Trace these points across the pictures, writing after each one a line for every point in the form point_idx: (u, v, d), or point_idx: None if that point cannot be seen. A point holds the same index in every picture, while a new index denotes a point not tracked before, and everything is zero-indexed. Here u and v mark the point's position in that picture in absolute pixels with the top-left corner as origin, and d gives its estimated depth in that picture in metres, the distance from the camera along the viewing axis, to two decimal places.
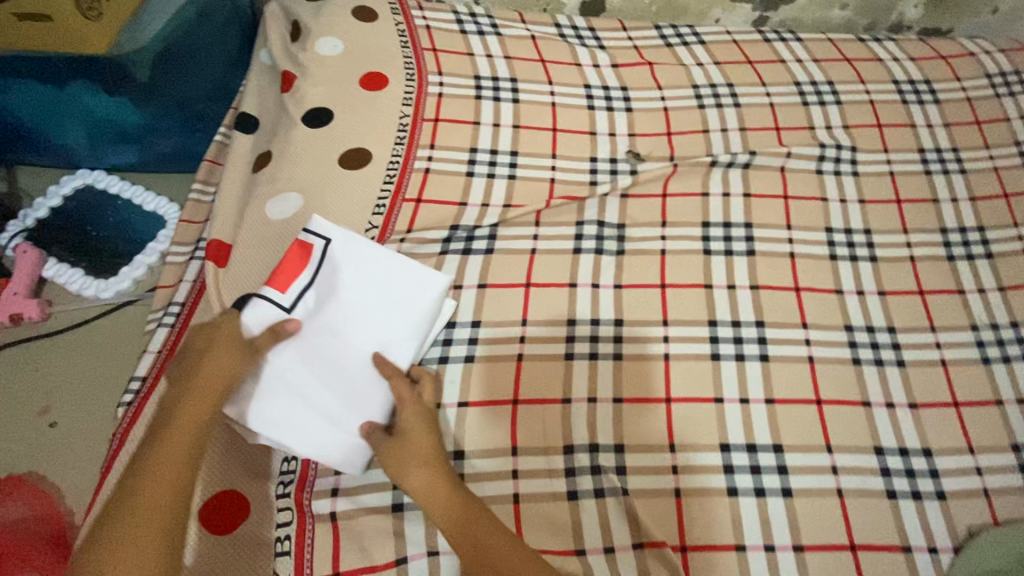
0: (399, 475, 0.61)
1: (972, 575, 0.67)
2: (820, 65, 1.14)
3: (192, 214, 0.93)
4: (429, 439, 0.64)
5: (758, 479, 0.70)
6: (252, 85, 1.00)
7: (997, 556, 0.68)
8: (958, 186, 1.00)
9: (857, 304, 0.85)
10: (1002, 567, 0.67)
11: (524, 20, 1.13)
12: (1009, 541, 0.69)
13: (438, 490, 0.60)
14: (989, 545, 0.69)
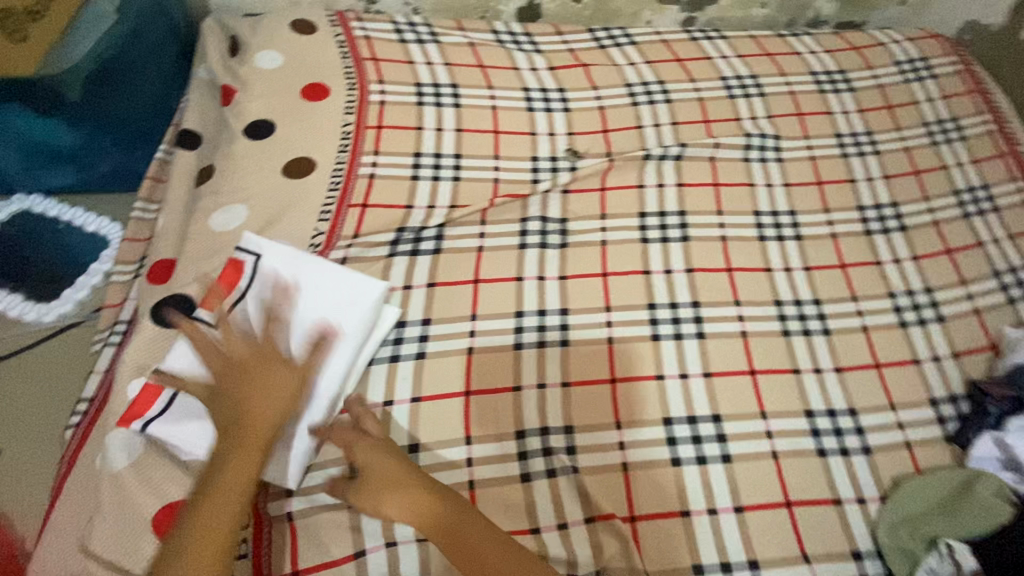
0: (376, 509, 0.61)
1: (899, 520, 0.72)
2: (743, 61, 1.21)
3: (136, 232, 0.92)
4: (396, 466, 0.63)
5: (699, 449, 0.75)
6: (192, 100, 1.01)
7: (920, 501, 0.72)
8: (872, 166, 1.08)
9: (785, 280, 0.91)
10: (924, 511, 0.72)
11: (462, 28, 1.16)
12: (931, 486, 0.73)
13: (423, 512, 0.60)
14: (913, 491, 0.73)
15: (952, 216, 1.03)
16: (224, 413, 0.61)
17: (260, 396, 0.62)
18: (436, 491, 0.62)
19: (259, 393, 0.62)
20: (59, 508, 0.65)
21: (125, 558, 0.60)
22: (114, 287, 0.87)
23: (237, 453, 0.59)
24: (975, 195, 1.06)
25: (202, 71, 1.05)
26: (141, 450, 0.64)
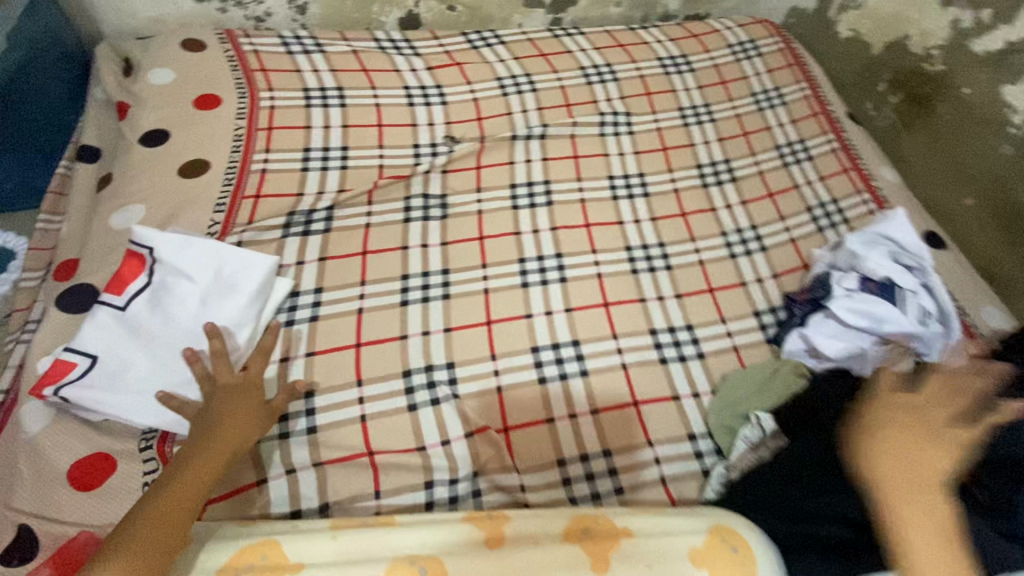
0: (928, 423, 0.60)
1: (723, 409, 0.87)
2: (600, 52, 1.38)
3: (41, 241, 0.99)
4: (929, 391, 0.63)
5: (562, 368, 0.90)
6: (91, 118, 1.09)
7: (741, 390, 0.88)
8: (709, 132, 1.27)
9: (635, 230, 1.08)
10: (744, 396, 0.87)
11: (346, 38, 1.28)
12: (749, 376, 0.89)
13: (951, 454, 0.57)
14: (735, 382, 0.89)
15: (774, 165, 1.23)
16: (208, 420, 0.67)
17: (242, 409, 0.69)
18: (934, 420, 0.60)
19: (248, 404, 0.70)
20: None
21: (42, 508, 0.67)
22: (23, 292, 0.93)
23: (217, 444, 0.65)
24: (794, 147, 1.26)
25: (98, 91, 1.13)
26: (52, 415, 0.72)
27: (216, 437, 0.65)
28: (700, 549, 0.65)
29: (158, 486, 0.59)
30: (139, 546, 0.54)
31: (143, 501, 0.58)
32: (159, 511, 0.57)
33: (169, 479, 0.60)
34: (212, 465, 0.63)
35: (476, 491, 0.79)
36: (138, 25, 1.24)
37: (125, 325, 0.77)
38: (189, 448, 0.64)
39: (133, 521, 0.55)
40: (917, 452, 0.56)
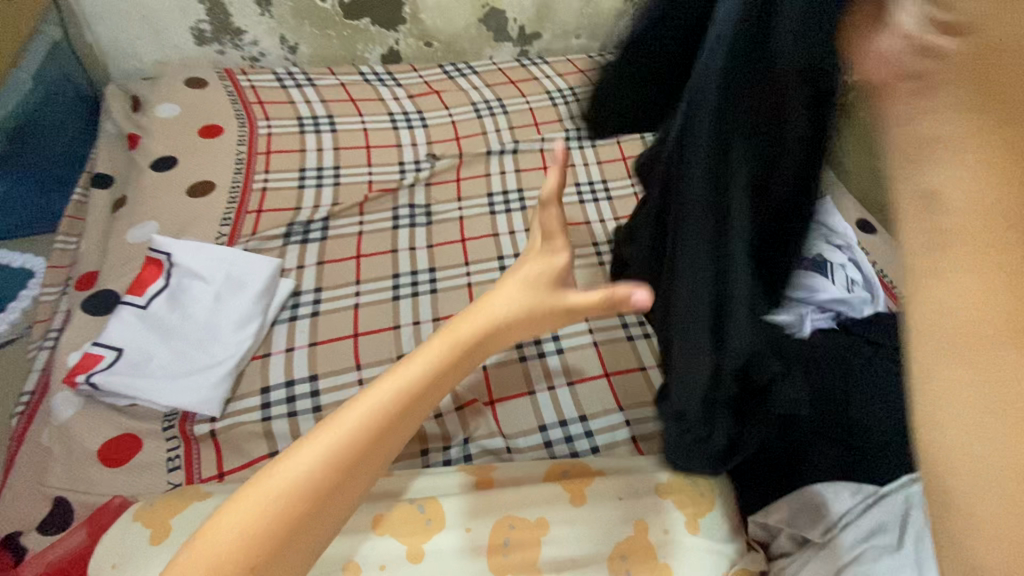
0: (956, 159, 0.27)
1: None
2: (563, 78, 1.54)
3: (59, 259, 1.08)
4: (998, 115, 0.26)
5: (540, 347, 1.00)
6: (103, 150, 1.20)
7: None
8: None
9: (600, 229, 1.21)
10: None
11: (334, 73, 1.42)
12: None
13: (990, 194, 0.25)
14: None
15: None
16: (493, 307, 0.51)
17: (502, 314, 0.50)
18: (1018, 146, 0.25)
19: (471, 346, 0.50)
20: (15, 469, 0.79)
21: (77, 483, 0.75)
22: (45, 305, 1.02)
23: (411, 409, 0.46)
24: None
25: (109, 126, 1.24)
26: (82, 402, 0.81)
27: (419, 399, 0.47)
28: (665, 484, 0.73)
29: (314, 452, 0.43)
30: (267, 518, 0.40)
31: (297, 456, 0.43)
32: (306, 499, 0.42)
33: (336, 453, 0.43)
34: (393, 438, 0.46)
35: (467, 456, 0.88)
36: (144, 66, 1.37)
37: (146, 322, 0.86)
38: (378, 406, 0.45)
39: (273, 500, 0.41)
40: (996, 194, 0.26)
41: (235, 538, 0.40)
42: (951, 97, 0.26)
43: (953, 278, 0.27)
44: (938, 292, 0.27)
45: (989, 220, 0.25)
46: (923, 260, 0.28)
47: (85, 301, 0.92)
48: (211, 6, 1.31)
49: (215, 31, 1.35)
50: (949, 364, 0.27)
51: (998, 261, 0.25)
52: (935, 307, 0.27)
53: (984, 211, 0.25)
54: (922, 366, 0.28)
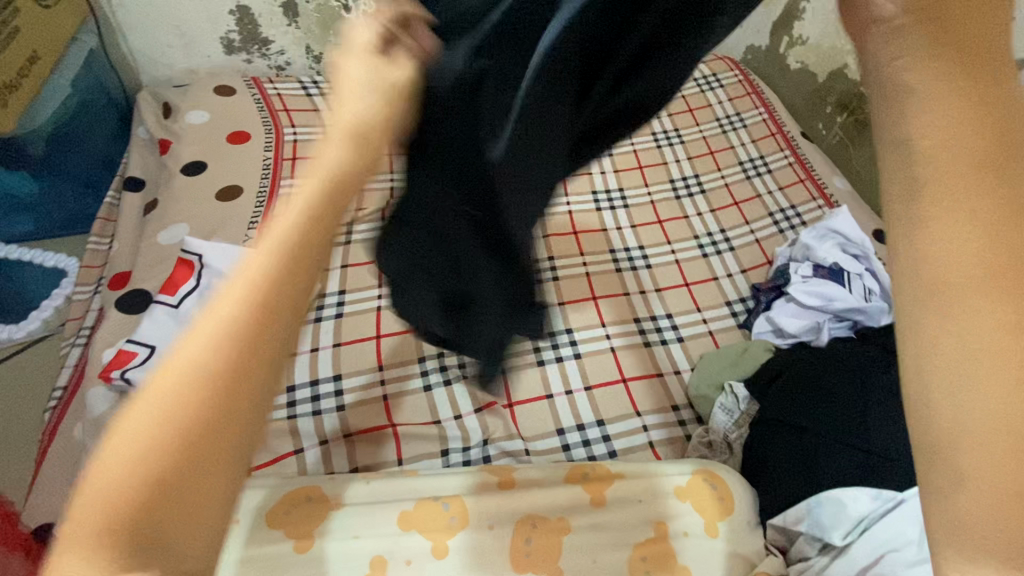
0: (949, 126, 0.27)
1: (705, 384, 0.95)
2: None
3: (91, 260, 1.11)
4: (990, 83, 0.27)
5: (557, 351, 1.01)
6: (136, 155, 1.24)
7: (716, 366, 0.96)
8: (680, 152, 1.39)
9: (618, 236, 1.21)
10: (721, 372, 0.95)
11: None
12: (722, 354, 0.98)
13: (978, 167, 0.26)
14: (709, 360, 0.98)
15: (738, 178, 1.35)
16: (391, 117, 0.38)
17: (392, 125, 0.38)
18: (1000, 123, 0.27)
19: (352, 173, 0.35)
20: (49, 460, 0.82)
21: None
22: (78, 304, 1.05)
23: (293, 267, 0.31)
24: (756, 163, 1.38)
25: (141, 132, 1.28)
26: (115, 398, 0.83)
27: (301, 256, 0.31)
28: (683, 486, 0.74)
29: (185, 357, 0.29)
30: (156, 453, 0.28)
31: (164, 367, 0.29)
32: (190, 421, 0.28)
33: (216, 352, 0.29)
34: (284, 309, 0.31)
35: (486, 457, 0.89)
36: (174, 74, 1.41)
37: (178, 320, 0.88)
38: (253, 274, 0.30)
39: (152, 439, 0.28)
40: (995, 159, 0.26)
41: (116, 497, 0.27)
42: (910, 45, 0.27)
43: (934, 248, 0.27)
44: (932, 233, 0.27)
45: (955, 185, 0.26)
46: (902, 204, 0.28)
47: (118, 300, 0.95)
48: (240, 18, 1.34)
49: (243, 41, 1.39)
50: (946, 308, 0.27)
51: (979, 207, 0.26)
52: (904, 271, 0.28)
53: (970, 153, 0.26)
54: (917, 317, 0.28)
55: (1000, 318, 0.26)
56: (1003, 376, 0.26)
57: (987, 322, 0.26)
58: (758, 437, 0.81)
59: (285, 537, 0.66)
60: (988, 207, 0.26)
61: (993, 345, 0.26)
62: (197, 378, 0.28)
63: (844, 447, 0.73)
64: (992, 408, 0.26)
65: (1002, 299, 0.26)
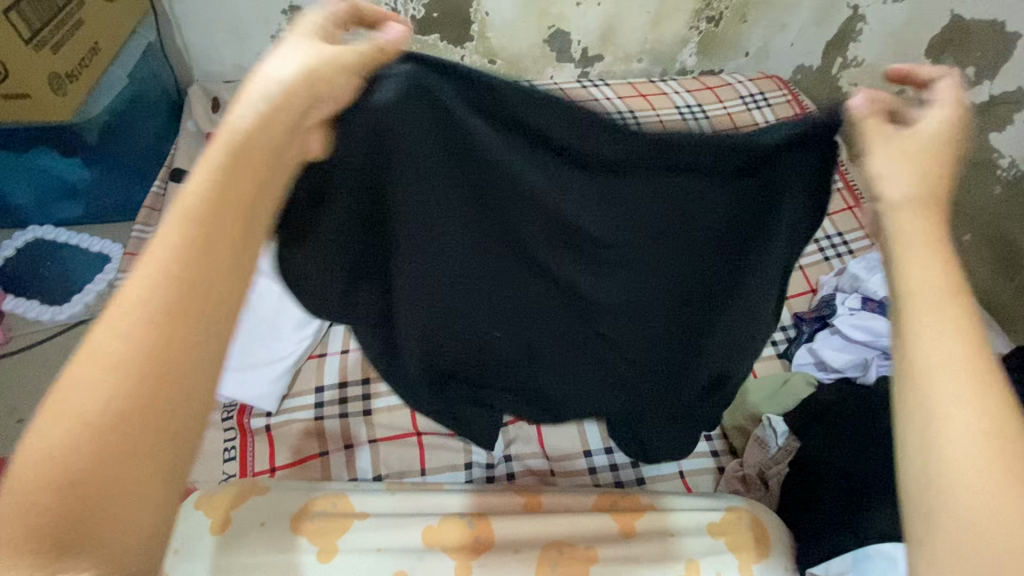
0: (918, 264, 0.39)
1: (739, 416, 0.92)
2: (623, 101, 1.44)
3: (135, 247, 1.13)
4: (939, 264, 0.39)
5: None
6: (182, 146, 1.25)
7: (753, 396, 0.93)
8: None
9: None
10: (755, 402, 0.92)
11: None
12: (760, 384, 0.94)
13: (943, 292, 0.38)
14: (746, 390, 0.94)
15: None
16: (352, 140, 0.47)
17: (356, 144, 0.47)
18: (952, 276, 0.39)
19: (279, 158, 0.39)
20: None
21: None
22: None
23: (215, 261, 0.34)
24: None
25: (190, 124, 1.29)
26: None
27: (206, 245, 0.33)
28: (717, 523, 0.71)
29: (101, 355, 0.30)
30: (79, 444, 0.29)
31: (77, 369, 0.30)
32: (117, 412, 0.29)
33: (137, 344, 0.30)
34: (206, 309, 0.33)
35: (510, 474, 0.87)
36: (224, 70, 1.39)
37: None
38: (165, 277, 0.32)
39: (79, 440, 0.29)
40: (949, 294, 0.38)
41: (47, 496, 0.28)
42: (915, 218, 0.41)
43: (937, 348, 0.37)
44: (915, 338, 0.37)
45: (933, 308, 0.38)
46: (905, 317, 0.38)
47: None
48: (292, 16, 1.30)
49: None
50: (935, 385, 0.36)
51: (955, 330, 0.37)
52: (920, 356, 0.37)
53: (939, 280, 0.39)
54: (903, 396, 0.37)
55: (970, 398, 0.35)
56: (995, 471, 0.33)
57: (951, 397, 0.35)
58: (798, 481, 0.78)
59: (310, 544, 0.65)
60: (965, 334, 0.37)
61: (968, 420, 0.34)
62: (111, 373, 0.30)
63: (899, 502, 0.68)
64: (967, 464, 0.33)
65: (979, 393, 0.35)
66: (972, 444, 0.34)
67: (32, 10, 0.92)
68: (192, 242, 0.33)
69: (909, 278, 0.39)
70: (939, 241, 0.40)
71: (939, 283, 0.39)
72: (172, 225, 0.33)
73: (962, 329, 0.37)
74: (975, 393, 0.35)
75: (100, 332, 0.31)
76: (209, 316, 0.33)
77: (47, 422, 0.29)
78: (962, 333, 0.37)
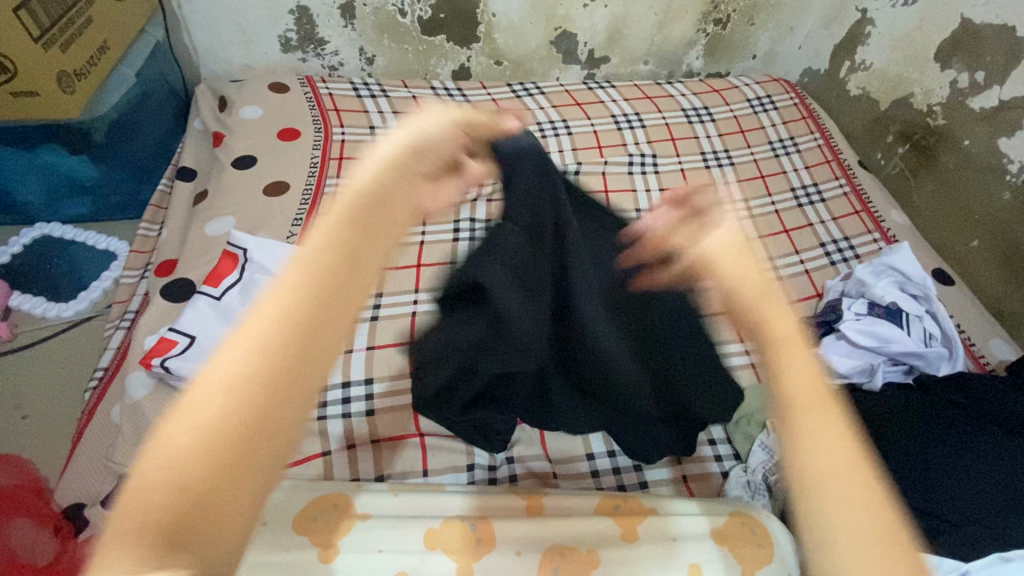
0: (788, 372, 0.49)
1: (744, 420, 0.92)
2: (629, 103, 1.44)
3: (141, 245, 1.14)
4: (804, 368, 0.49)
5: None
6: (189, 146, 1.26)
7: (757, 400, 0.93)
8: (729, 174, 1.34)
9: None
10: (759, 407, 0.93)
11: (407, 86, 1.40)
12: (765, 388, 0.93)
13: (816, 398, 0.48)
14: (751, 394, 0.93)
15: (789, 205, 1.29)
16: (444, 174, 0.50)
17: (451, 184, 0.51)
18: (820, 384, 0.49)
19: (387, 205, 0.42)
20: (86, 441, 0.86)
21: None
22: (125, 287, 1.09)
23: (335, 302, 0.37)
24: (809, 191, 1.32)
25: (197, 124, 1.30)
26: (152, 384, 0.85)
27: (326, 286, 0.37)
28: (722, 529, 0.70)
29: (222, 375, 0.33)
30: (196, 456, 0.31)
31: (202, 386, 0.33)
32: (232, 429, 0.32)
33: (256, 368, 0.33)
34: (317, 342, 0.36)
35: (512, 476, 0.87)
36: (232, 69, 1.40)
37: (219, 311, 0.90)
38: (286, 308, 0.35)
39: (195, 453, 0.31)
40: (817, 398, 0.48)
41: (164, 502, 0.30)
42: (785, 323, 0.51)
43: (824, 450, 0.46)
44: (797, 442, 0.47)
45: (811, 415, 0.47)
46: (788, 426, 0.48)
47: (121, 351, 0.96)
48: (300, 17, 1.31)
49: (301, 40, 1.35)
50: (823, 486, 0.44)
51: (831, 434, 0.46)
52: (809, 459, 0.46)
53: (809, 387, 0.48)
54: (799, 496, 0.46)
55: (851, 489, 0.44)
56: (893, 559, 0.42)
57: (839, 497, 0.44)
58: None
59: (312, 544, 0.65)
60: (837, 437, 0.46)
61: (856, 517, 0.43)
62: (236, 395, 0.32)
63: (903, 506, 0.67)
64: (871, 553, 0.42)
65: (863, 490, 0.44)
66: (863, 536, 0.43)
67: (42, 10, 0.92)
68: (313, 281, 0.36)
69: (790, 388, 0.48)
70: (800, 340, 0.51)
71: (801, 390, 0.48)
72: (299, 265, 0.37)
73: (833, 434, 0.46)
74: (855, 485, 0.44)
75: (226, 355, 0.33)
76: (319, 352, 0.35)
77: (170, 433, 0.31)
78: (836, 434, 0.46)
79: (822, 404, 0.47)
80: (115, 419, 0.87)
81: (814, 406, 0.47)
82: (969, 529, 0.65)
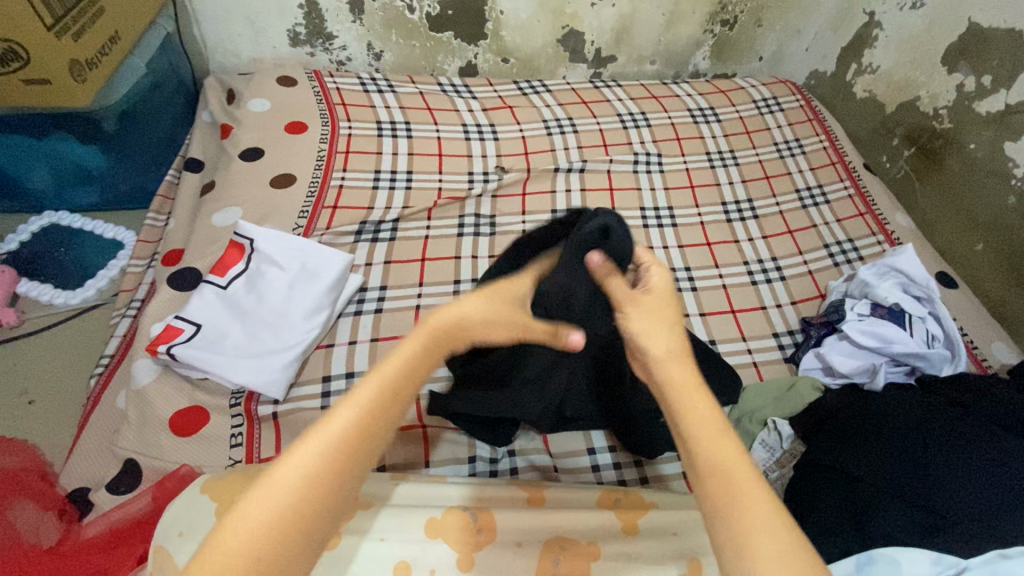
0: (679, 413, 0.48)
1: (745, 418, 0.92)
2: (635, 102, 1.44)
3: (148, 235, 1.15)
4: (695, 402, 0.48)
5: None
6: (197, 138, 1.27)
7: (758, 399, 0.93)
8: (734, 175, 1.34)
9: (663, 254, 1.18)
10: (761, 405, 0.92)
11: (414, 81, 1.40)
12: (764, 388, 0.94)
13: (701, 430, 0.47)
14: (752, 393, 0.94)
15: (794, 206, 1.30)
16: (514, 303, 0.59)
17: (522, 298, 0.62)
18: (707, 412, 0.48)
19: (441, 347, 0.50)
20: (90, 426, 0.86)
21: (147, 448, 0.80)
22: (131, 276, 1.09)
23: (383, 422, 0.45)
24: (813, 192, 1.32)
25: (205, 116, 1.31)
26: (159, 370, 0.86)
27: (382, 410, 0.45)
28: None
29: (295, 471, 0.41)
30: (261, 536, 0.40)
31: (277, 473, 0.41)
32: (290, 520, 0.40)
33: (318, 469, 0.42)
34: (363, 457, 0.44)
35: (514, 469, 0.87)
36: (240, 63, 1.41)
37: (225, 301, 0.92)
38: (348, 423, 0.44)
39: (263, 531, 0.40)
40: (702, 432, 0.46)
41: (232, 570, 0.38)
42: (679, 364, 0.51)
43: (718, 487, 0.44)
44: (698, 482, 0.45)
45: (703, 447, 0.46)
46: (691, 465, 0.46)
47: (127, 340, 0.97)
48: (308, 11, 1.32)
49: (310, 34, 1.36)
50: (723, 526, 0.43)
51: (722, 463, 0.45)
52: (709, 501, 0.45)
53: (701, 417, 0.47)
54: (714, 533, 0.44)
55: (738, 522, 0.43)
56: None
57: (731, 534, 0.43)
58: (801, 487, 0.78)
59: None
60: (729, 466, 0.45)
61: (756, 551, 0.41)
62: (297, 495, 0.41)
63: (899, 503, 0.68)
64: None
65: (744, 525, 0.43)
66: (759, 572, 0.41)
67: None
68: (371, 406, 0.45)
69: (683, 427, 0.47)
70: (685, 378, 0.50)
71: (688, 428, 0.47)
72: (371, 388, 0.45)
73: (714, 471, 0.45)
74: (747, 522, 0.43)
75: (293, 455, 0.42)
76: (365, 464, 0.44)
77: (242, 514, 0.40)
78: (719, 469, 0.45)
79: (707, 436, 0.46)
80: (118, 406, 0.88)
81: (706, 440, 0.46)
82: (964, 526, 0.64)
